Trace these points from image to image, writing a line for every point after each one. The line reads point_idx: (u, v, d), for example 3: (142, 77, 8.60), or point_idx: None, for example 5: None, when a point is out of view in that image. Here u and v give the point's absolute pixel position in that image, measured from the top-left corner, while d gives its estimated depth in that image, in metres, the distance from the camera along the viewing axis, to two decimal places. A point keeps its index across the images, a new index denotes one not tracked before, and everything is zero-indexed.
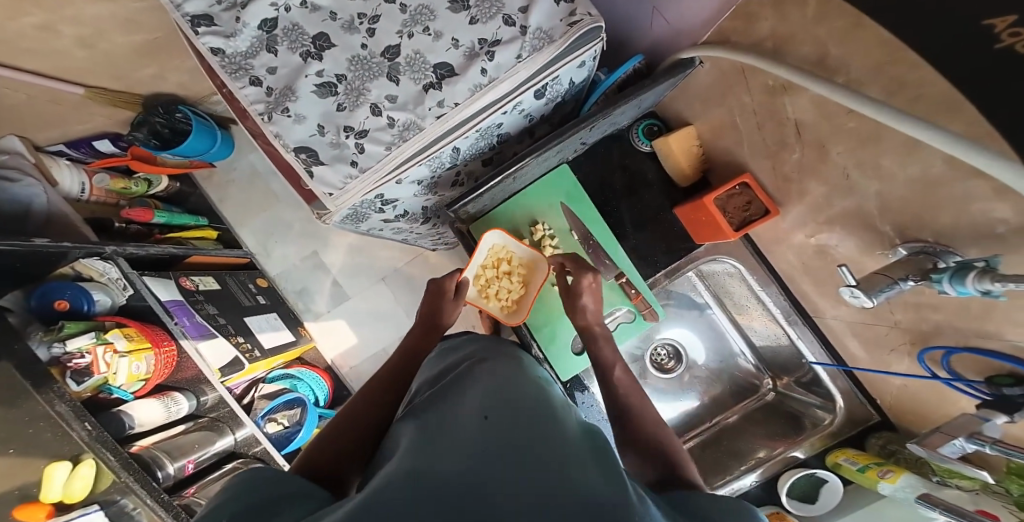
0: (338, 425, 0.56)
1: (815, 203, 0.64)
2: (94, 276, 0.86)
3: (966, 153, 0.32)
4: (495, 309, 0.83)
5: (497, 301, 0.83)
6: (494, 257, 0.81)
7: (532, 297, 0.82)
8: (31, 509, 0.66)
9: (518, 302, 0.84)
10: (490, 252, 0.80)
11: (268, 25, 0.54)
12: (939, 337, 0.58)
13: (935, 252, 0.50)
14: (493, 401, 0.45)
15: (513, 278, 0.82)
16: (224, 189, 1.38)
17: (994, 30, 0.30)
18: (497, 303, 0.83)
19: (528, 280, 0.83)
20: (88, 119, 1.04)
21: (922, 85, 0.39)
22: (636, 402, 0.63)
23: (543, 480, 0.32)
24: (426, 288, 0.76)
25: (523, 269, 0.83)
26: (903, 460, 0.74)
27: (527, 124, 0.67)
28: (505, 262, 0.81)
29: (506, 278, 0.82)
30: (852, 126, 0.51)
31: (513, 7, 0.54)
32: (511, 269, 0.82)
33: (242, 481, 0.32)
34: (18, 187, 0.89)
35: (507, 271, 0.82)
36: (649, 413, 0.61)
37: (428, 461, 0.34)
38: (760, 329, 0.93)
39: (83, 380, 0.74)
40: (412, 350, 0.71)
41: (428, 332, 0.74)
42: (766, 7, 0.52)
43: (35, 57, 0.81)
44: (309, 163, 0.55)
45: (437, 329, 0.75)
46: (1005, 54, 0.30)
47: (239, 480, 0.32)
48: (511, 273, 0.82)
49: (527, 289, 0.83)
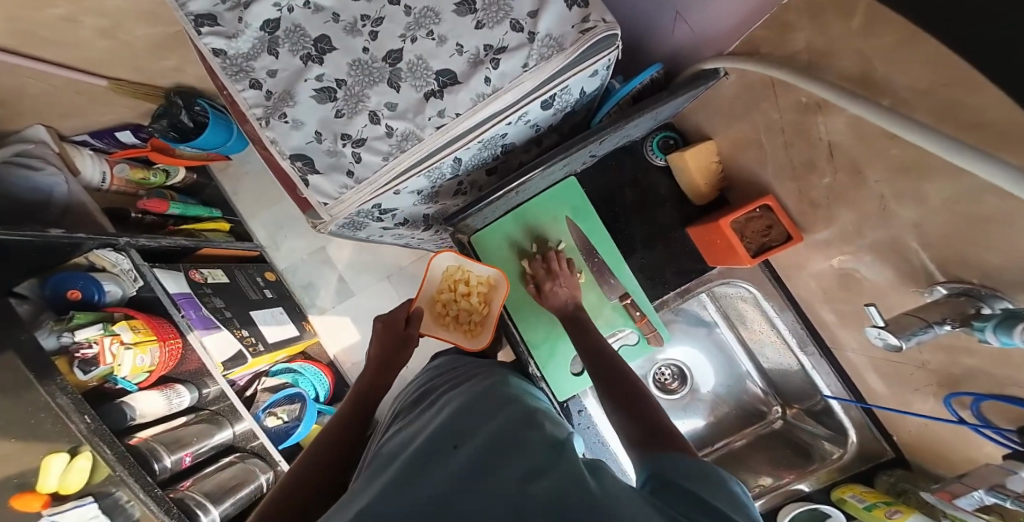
0: (321, 455, 0.57)
1: (843, 230, 0.60)
2: (106, 266, 0.87)
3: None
4: (457, 333, 0.82)
5: (459, 326, 0.82)
6: (451, 279, 0.81)
7: (492, 317, 0.79)
8: (28, 499, 0.66)
9: (481, 324, 0.82)
10: (444, 273, 0.81)
11: (270, 26, 0.52)
12: (972, 382, 0.53)
13: (978, 295, 0.45)
14: (466, 424, 0.43)
15: (471, 299, 0.79)
16: (238, 182, 1.39)
17: None
18: (458, 326, 0.82)
19: (488, 298, 0.80)
20: (111, 110, 1.05)
21: (982, 112, 0.34)
22: (612, 360, 0.62)
23: (501, 503, 0.31)
24: (374, 327, 0.78)
25: (484, 288, 0.80)
26: (914, 499, 0.67)
27: (533, 134, 0.63)
28: (461, 283, 0.80)
29: (464, 299, 0.80)
30: (894, 152, 0.46)
31: (522, 11, 0.50)
32: (470, 290, 0.80)
33: None
34: (40, 175, 0.90)
35: (464, 292, 0.79)
36: (626, 371, 0.60)
37: (395, 498, 0.33)
38: (771, 353, 0.89)
39: (90, 369, 0.75)
40: (368, 391, 0.70)
41: (383, 369, 0.73)
42: (803, 17, 0.47)
43: (56, 47, 0.82)
44: (305, 171, 0.53)
45: (396, 364, 0.75)
46: None
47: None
48: (470, 294, 0.79)
49: (490, 308, 0.80)
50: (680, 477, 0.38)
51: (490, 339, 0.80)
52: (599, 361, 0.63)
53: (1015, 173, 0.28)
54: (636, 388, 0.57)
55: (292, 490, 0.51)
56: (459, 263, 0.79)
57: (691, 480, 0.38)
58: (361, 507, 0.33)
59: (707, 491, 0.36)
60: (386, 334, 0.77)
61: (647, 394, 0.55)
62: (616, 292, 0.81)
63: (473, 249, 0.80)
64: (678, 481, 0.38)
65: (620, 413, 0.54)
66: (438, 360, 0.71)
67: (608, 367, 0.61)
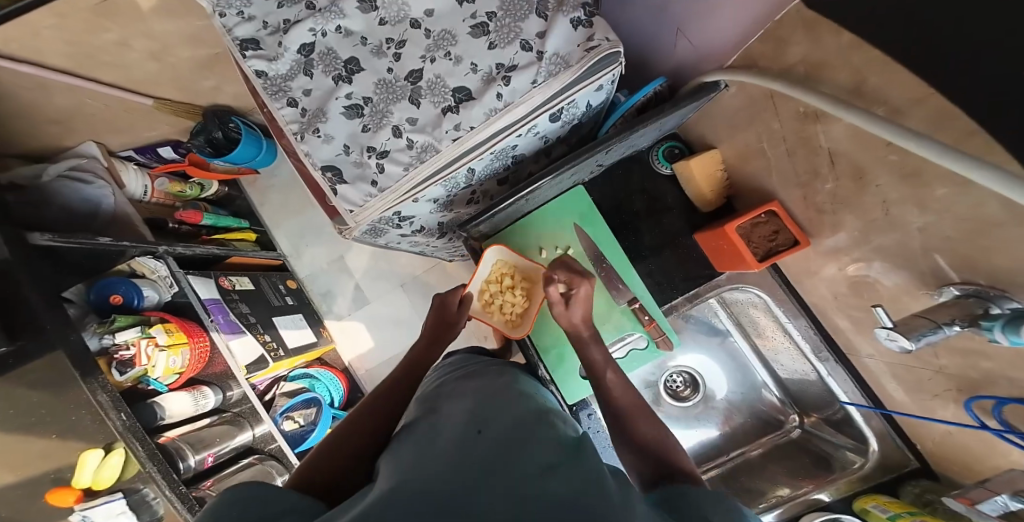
0: (355, 431, 0.59)
1: (851, 235, 0.61)
2: (146, 273, 0.94)
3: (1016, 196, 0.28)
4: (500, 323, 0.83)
5: (500, 316, 0.83)
6: (498, 271, 0.81)
7: (534, 311, 0.81)
8: (63, 493, 0.72)
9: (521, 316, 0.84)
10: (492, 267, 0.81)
11: (306, 49, 0.58)
12: (992, 386, 0.52)
13: (988, 296, 0.45)
14: (487, 415, 0.46)
15: (516, 292, 0.81)
16: (265, 195, 1.47)
17: None
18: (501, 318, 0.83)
19: (530, 293, 0.83)
20: (155, 126, 1.13)
21: (966, 118, 0.36)
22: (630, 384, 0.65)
23: (519, 490, 0.34)
24: (432, 302, 0.81)
25: (527, 283, 0.83)
26: (941, 509, 0.64)
27: (543, 145, 0.67)
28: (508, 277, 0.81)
29: (509, 292, 0.81)
30: (893, 158, 0.47)
31: (531, 32, 0.55)
32: (515, 283, 0.82)
33: (239, 493, 0.36)
34: (90, 188, 0.99)
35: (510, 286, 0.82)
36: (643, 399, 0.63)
37: (424, 474, 0.37)
38: (785, 361, 0.88)
39: (126, 370, 0.81)
40: (417, 360, 0.73)
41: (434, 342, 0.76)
42: (797, 32, 0.49)
43: (111, 69, 0.91)
44: (334, 181, 0.58)
45: (443, 340, 0.77)
46: None
47: (226, 498, 0.36)
48: (515, 287, 0.81)
49: (531, 302, 0.83)
50: (691, 499, 0.41)
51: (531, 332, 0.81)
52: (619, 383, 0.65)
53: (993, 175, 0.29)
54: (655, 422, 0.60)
55: (327, 466, 0.54)
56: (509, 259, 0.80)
57: (703, 501, 0.40)
58: (391, 483, 0.36)
59: (714, 509, 0.39)
60: (440, 310, 0.79)
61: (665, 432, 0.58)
62: (623, 297, 0.82)
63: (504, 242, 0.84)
64: (689, 502, 0.40)
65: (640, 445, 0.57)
66: (452, 357, 0.74)
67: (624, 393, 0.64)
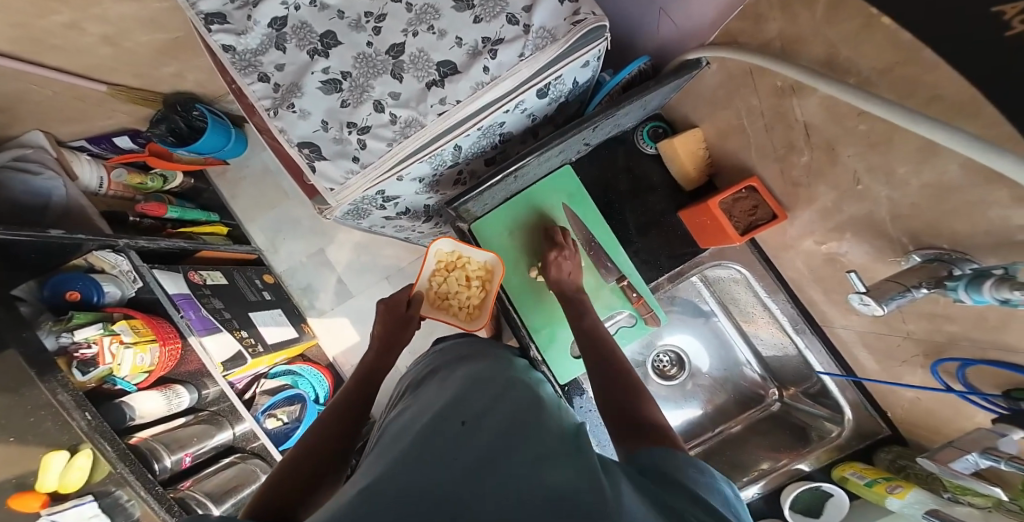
0: (328, 433, 0.60)
1: (823, 208, 0.63)
2: (105, 268, 0.87)
3: (986, 156, 0.30)
4: (456, 316, 0.85)
5: (456, 309, 0.85)
6: (444, 264, 0.83)
7: (488, 304, 0.82)
8: (26, 498, 0.66)
9: (479, 307, 0.85)
10: (438, 258, 0.82)
11: (278, 23, 0.55)
12: (955, 349, 0.55)
13: (950, 260, 0.48)
14: (474, 404, 0.44)
15: (472, 284, 0.81)
16: (236, 186, 1.40)
17: (1005, 18, 0.29)
18: (457, 311, 0.85)
19: (488, 283, 0.82)
20: (110, 115, 1.06)
21: (937, 87, 0.37)
22: (609, 357, 0.65)
23: (517, 493, 0.31)
24: (376, 310, 0.81)
25: (482, 273, 0.82)
26: (914, 474, 0.69)
27: (529, 124, 0.67)
28: (458, 269, 0.82)
29: (465, 285, 0.82)
30: (864, 128, 0.49)
31: (517, 6, 0.54)
32: (469, 276, 0.82)
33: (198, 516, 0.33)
34: (40, 180, 0.91)
35: (461, 276, 0.81)
36: (622, 367, 0.63)
37: (399, 470, 0.34)
38: (766, 337, 0.92)
39: (89, 370, 0.75)
40: (370, 370, 0.73)
41: (388, 348, 0.77)
42: (775, 7, 0.51)
43: (59, 53, 0.84)
44: (312, 158, 0.55)
45: (395, 345, 0.78)
46: (1019, 43, 0.28)
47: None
48: (469, 280, 0.82)
49: (488, 292, 0.82)
50: (671, 469, 0.40)
51: (528, 309, 0.83)
52: (601, 358, 0.65)
53: (976, 143, 0.31)
54: (636, 385, 0.59)
55: (294, 468, 0.54)
56: (455, 249, 0.80)
57: (690, 477, 0.39)
58: (367, 481, 0.34)
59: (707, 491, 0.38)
60: (388, 315, 0.80)
61: (643, 392, 0.58)
62: (612, 275, 0.84)
63: (472, 236, 0.82)
64: (676, 476, 0.39)
65: (620, 404, 0.57)
66: (441, 343, 0.73)
67: (606, 360, 0.64)
